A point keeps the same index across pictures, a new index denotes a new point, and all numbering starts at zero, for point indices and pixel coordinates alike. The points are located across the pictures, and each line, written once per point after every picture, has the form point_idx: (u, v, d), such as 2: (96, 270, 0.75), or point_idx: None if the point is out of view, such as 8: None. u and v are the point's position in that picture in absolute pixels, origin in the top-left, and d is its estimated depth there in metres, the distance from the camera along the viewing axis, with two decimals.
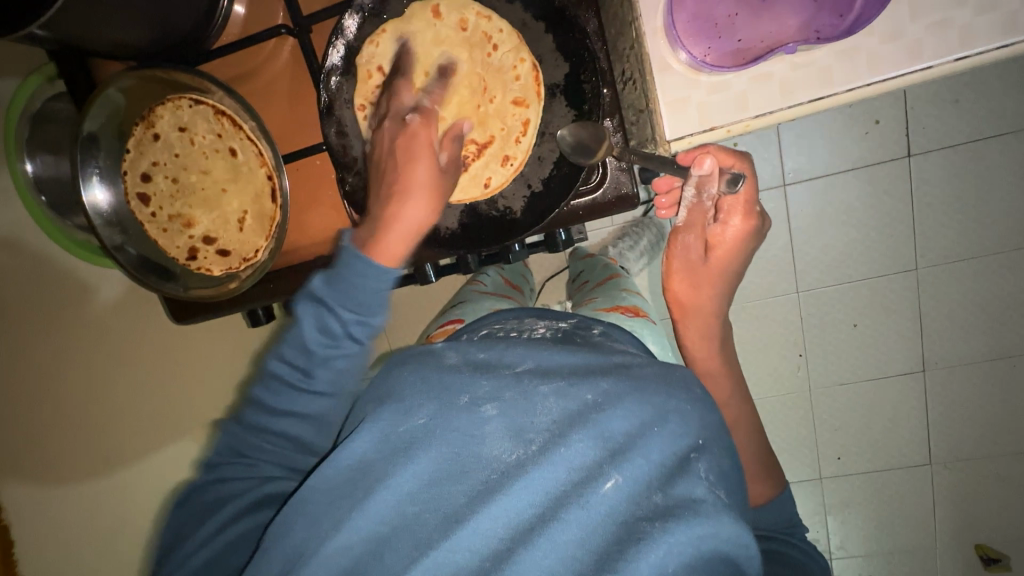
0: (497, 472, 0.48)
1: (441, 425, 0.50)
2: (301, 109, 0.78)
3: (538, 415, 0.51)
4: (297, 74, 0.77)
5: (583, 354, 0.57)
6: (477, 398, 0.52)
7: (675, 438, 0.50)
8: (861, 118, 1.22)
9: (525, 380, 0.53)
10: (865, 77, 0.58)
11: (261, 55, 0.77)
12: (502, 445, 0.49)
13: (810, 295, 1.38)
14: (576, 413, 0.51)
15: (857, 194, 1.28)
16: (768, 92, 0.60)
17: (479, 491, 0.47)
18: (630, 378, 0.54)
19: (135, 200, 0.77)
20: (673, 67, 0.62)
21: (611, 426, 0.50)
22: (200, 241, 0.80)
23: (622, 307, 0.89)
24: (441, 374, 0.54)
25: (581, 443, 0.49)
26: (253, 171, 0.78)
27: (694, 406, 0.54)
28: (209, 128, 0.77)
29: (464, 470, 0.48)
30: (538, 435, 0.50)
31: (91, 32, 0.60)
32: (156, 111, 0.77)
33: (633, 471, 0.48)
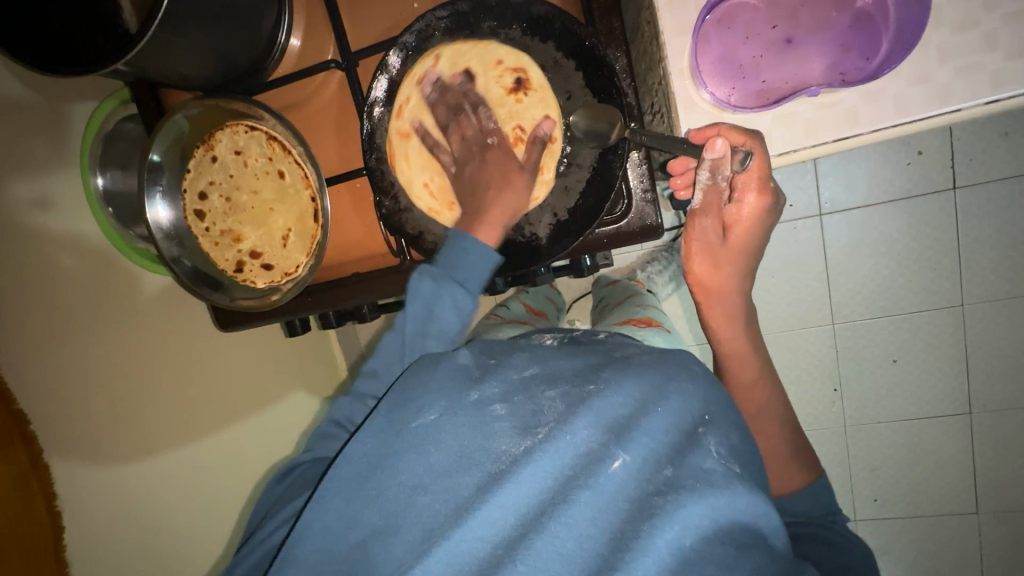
0: (506, 463, 0.50)
1: (450, 423, 0.53)
2: (345, 138, 0.84)
3: (542, 408, 0.53)
4: (343, 104, 0.83)
5: (583, 352, 0.61)
6: (486, 396, 0.55)
7: (679, 415, 0.53)
8: (904, 148, 1.20)
9: (530, 378, 0.57)
10: (891, 119, 0.58)
11: (312, 84, 0.83)
12: (509, 436, 0.52)
13: (847, 327, 1.34)
14: (580, 401, 0.53)
15: (897, 226, 1.26)
16: (792, 131, 0.61)
17: (490, 481, 0.50)
18: (630, 367, 0.56)
19: (191, 216, 0.84)
20: (698, 104, 0.64)
21: (616, 412, 0.52)
22: (247, 255, 0.86)
23: (638, 319, 0.91)
24: (448, 378, 0.57)
25: (584, 428, 0.51)
26: (298, 192, 0.83)
27: (693, 381, 0.56)
28: (261, 151, 0.83)
29: (475, 462, 0.51)
30: (544, 425, 0.52)
31: (164, 66, 0.66)
32: (215, 135, 0.83)
33: (643, 452, 0.50)
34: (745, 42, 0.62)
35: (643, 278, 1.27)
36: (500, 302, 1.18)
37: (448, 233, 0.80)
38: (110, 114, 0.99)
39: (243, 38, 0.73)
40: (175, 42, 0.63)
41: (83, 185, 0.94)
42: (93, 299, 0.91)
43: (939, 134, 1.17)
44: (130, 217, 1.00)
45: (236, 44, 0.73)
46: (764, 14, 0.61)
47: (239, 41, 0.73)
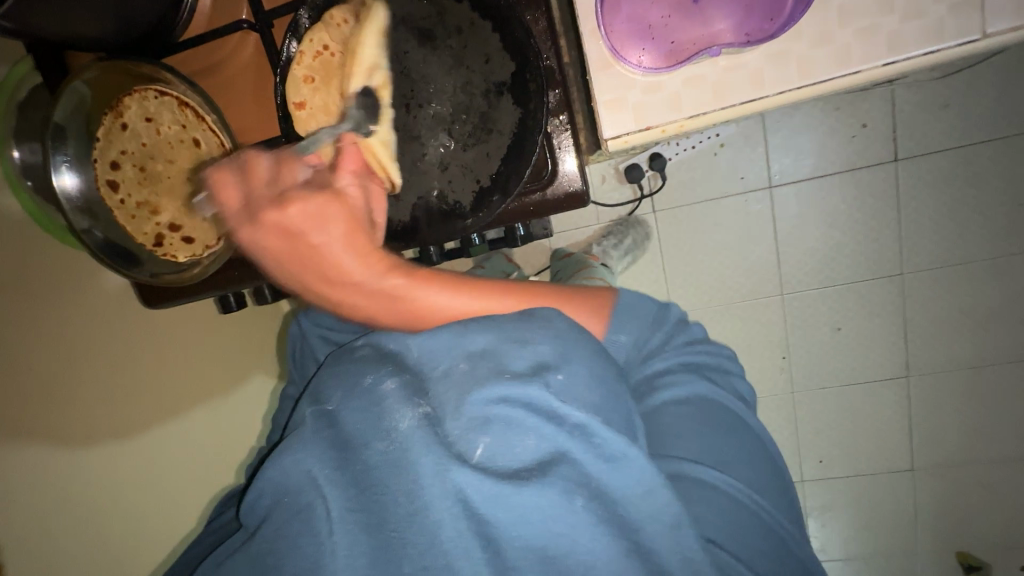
0: (402, 442, 0.52)
1: (352, 408, 0.55)
2: (262, 103, 0.81)
3: (434, 389, 0.54)
4: (261, 68, 0.80)
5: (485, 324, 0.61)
6: (383, 375, 0.56)
7: (569, 388, 0.54)
8: (849, 120, 1.22)
9: (431, 354, 0.57)
10: (795, 81, 0.59)
11: (226, 46, 0.79)
12: (398, 413, 0.53)
13: (796, 296, 1.38)
14: (474, 379, 0.54)
15: (844, 198, 1.29)
16: (700, 93, 0.60)
17: (387, 459, 0.52)
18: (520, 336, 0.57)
19: (104, 187, 0.79)
20: (609, 66, 0.61)
21: (510, 392, 0.53)
22: (166, 227, 0.84)
23: None
24: (356, 362, 0.59)
25: (480, 409, 0.53)
26: (215, 162, 0.79)
27: (584, 345, 0.57)
28: (173, 118, 0.79)
29: (374, 441, 0.53)
30: (435, 403, 0.54)
31: (54, 28, 0.62)
32: (123, 101, 0.79)
33: (530, 431, 0.52)
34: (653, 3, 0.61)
35: (598, 252, 1.31)
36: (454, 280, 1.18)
37: None
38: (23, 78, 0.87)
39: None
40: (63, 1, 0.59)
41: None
42: (49, 284, 0.86)
43: (881, 105, 1.19)
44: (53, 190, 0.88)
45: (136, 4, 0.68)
46: None
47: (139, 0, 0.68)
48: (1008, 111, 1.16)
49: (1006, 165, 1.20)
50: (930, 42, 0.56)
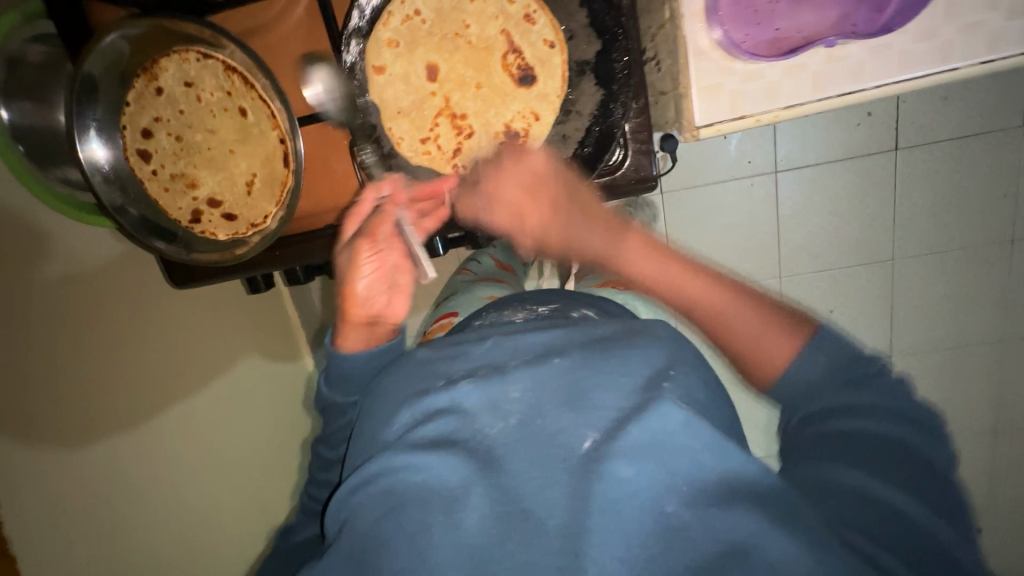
0: (493, 444, 0.44)
1: (421, 410, 0.47)
2: (314, 72, 0.75)
3: (510, 392, 0.46)
4: (311, 31, 0.72)
5: (558, 329, 0.54)
6: (453, 376, 0.49)
7: (645, 375, 0.45)
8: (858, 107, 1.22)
9: (502, 357, 0.51)
10: (895, 75, 0.59)
11: (274, 8, 0.72)
12: (483, 422, 0.45)
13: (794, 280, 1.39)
14: (552, 381, 0.46)
15: (842, 184, 1.28)
16: (799, 84, 0.61)
17: (484, 466, 0.42)
18: (592, 341, 0.50)
19: (135, 157, 0.74)
20: (707, 52, 0.61)
21: (587, 386, 0.45)
22: (204, 203, 0.78)
23: (615, 283, 0.91)
24: (416, 367, 0.53)
25: (588, 398, 0.44)
26: (264, 133, 0.74)
27: (663, 337, 0.49)
28: (217, 84, 0.72)
29: (458, 444, 0.44)
30: (514, 407, 0.45)
31: None
32: (160, 64, 0.72)
33: (640, 430, 0.41)
34: None
35: None
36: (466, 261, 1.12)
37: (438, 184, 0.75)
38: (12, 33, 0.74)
39: None
40: None
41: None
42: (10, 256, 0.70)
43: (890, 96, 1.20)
44: (53, 157, 0.78)
45: None
46: None
47: None
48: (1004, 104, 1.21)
49: (1001, 157, 1.22)
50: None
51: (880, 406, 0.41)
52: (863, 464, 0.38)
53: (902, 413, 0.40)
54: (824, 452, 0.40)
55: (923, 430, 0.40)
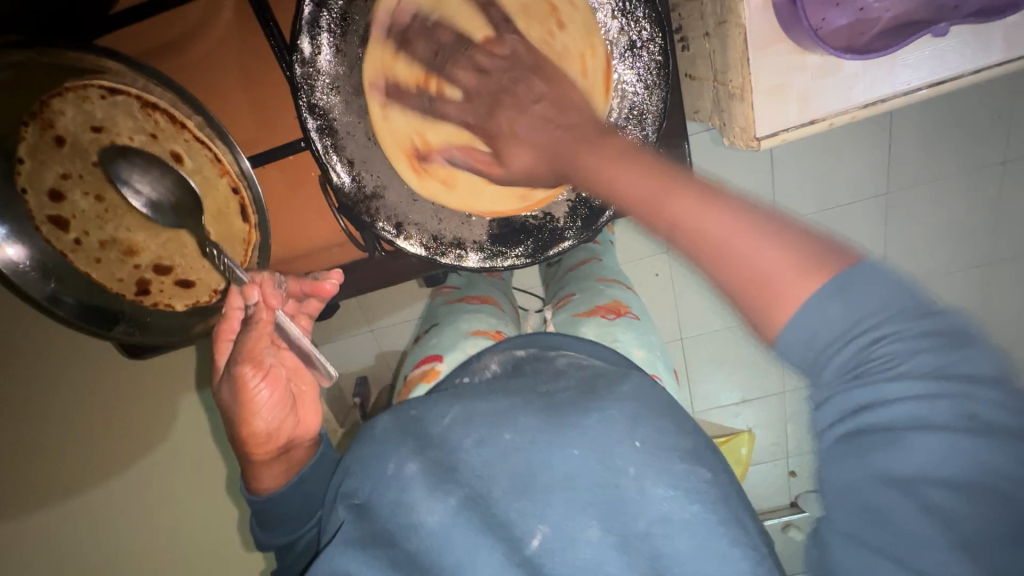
0: (430, 539, 0.44)
1: (377, 494, 0.48)
2: (263, 96, 0.58)
3: (462, 468, 0.48)
4: (250, 44, 0.56)
5: (517, 391, 0.54)
6: (401, 461, 0.49)
7: (610, 454, 0.46)
8: None
9: (449, 431, 0.50)
10: (968, 67, 0.55)
11: (192, 16, 0.54)
12: (424, 506, 0.45)
13: None
14: (505, 462, 0.47)
15: None
16: (871, 79, 0.55)
17: (419, 562, 0.44)
18: (542, 407, 0.50)
19: (48, 227, 0.58)
20: (776, 46, 0.53)
21: (536, 468, 0.46)
22: (150, 271, 0.63)
23: (603, 308, 0.78)
24: (379, 445, 0.52)
25: (529, 495, 0.45)
26: (211, 182, 0.59)
27: (626, 400, 0.50)
28: (137, 126, 0.56)
29: (398, 539, 0.45)
30: (462, 489, 0.46)
31: None
32: (52, 105, 0.53)
33: (577, 519, 0.43)
34: None
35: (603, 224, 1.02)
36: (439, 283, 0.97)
37: (437, 223, 0.62)
38: None
39: None
40: None
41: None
42: None
43: None
44: None
45: None
46: None
47: None
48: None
49: None
50: None
51: (976, 408, 0.31)
52: (962, 524, 0.30)
53: (1005, 408, 0.31)
54: (913, 500, 0.32)
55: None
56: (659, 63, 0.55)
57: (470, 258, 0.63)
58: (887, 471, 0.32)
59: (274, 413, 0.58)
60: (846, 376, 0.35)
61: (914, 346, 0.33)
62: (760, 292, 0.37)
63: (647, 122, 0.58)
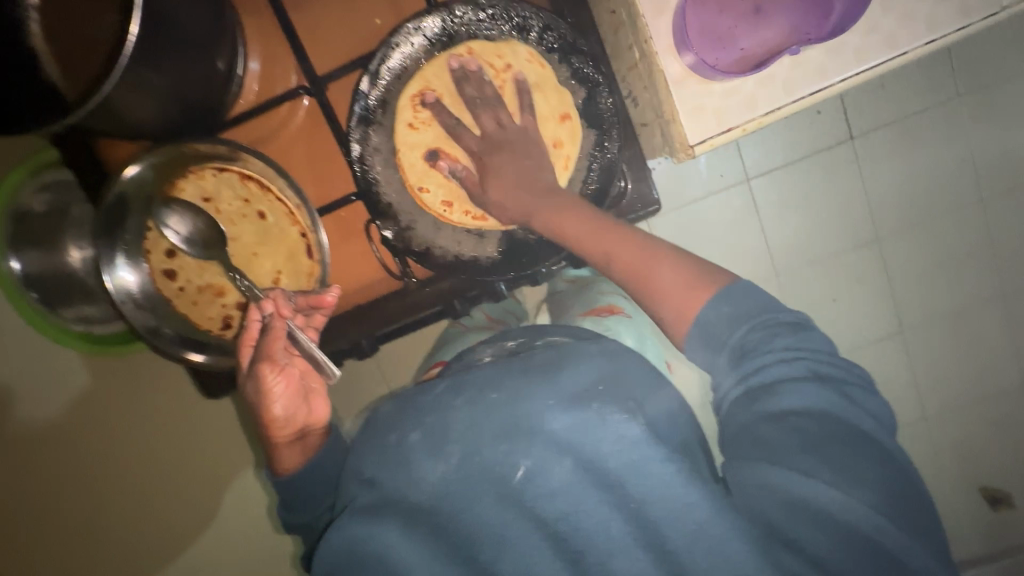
0: (432, 490, 0.55)
1: (382, 464, 0.58)
2: (322, 167, 0.79)
3: (454, 428, 0.58)
4: (314, 134, 0.78)
5: (502, 366, 0.65)
6: (404, 434, 0.60)
7: (577, 400, 0.56)
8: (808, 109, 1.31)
9: (444, 402, 0.61)
10: (855, 67, 0.64)
11: (276, 117, 0.77)
12: (427, 465, 0.56)
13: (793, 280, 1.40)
14: (490, 420, 0.57)
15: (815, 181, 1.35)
16: (774, 90, 0.66)
17: (423, 509, 0.54)
18: (521, 373, 0.61)
19: (161, 278, 0.75)
20: (685, 80, 0.66)
21: (518, 419, 0.56)
22: (233, 308, 0.80)
23: (597, 309, 0.98)
24: (385, 427, 0.63)
25: (514, 445, 0.54)
26: (284, 230, 0.78)
27: (592, 360, 0.61)
28: (234, 194, 0.76)
29: (403, 496, 0.55)
30: (456, 447, 0.56)
31: (102, 115, 0.59)
32: (178, 185, 0.74)
33: (555, 453, 0.53)
34: (719, 16, 0.67)
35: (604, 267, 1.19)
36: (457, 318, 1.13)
37: (457, 246, 0.79)
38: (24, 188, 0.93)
39: (198, 77, 0.67)
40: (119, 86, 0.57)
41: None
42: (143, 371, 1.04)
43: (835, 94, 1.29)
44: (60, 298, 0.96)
45: (190, 86, 0.66)
46: None
47: (194, 81, 0.66)
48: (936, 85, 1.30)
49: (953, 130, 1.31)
50: (961, 19, 0.63)
51: (813, 367, 0.53)
52: (813, 437, 0.50)
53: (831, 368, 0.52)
54: (785, 427, 0.51)
55: (847, 394, 0.52)
56: (612, 109, 0.74)
57: (482, 269, 0.78)
58: (773, 410, 0.51)
59: (287, 403, 0.69)
60: (737, 355, 0.55)
61: (775, 332, 0.54)
62: (652, 288, 0.61)
63: (611, 147, 0.74)
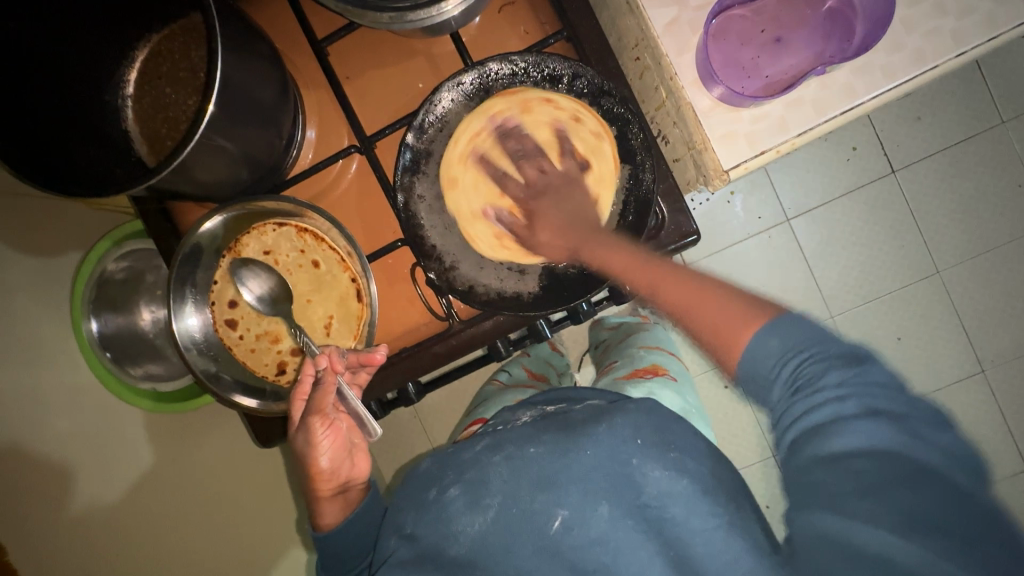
0: (466, 545, 0.57)
1: (418, 521, 0.61)
2: (372, 217, 0.85)
3: (492, 480, 0.60)
4: (365, 187, 0.85)
5: (540, 419, 0.67)
6: (443, 487, 0.62)
7: (613, 451, 0.58)
8: (838, 145, 1.31)
9: (482, 457, 0.63)
10: (883, 84, 0.65)
11: (330, 175, 0.85)
12: (464, 519, 0.59)
13: (845, 318, 1.35)
14: (527, 471, 0.59)
15: (857, 214, 1.33)
16: (804, 112, 0.67)
17: (456, 565, 0.57)
18: (558, 427, 0.63)
19: (223, 327, 0.80)
20: (714, 108, 0.68)
21: (555, 472, 0.58)
22: (288, 354, 0.83)
23: (641, 369, 0.92)
24: (419, 487, 0.66)
25: (546, 499, 0.57)
26: (336, 277, 0.82)
27: (631, 412, 0.61)
28: (292, 245, 0.82)
29: (438, 553, 0.58)
30: (494, 499, 0.59)
31: (182, 175, 0.66)
32: (241, 240, 0.80)
33: (591, 504, 0.56)
34: (742, 48, 0.70)
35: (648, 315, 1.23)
36: (499, 369, 1.13)
37: (499, 282, 0.80)
38: (104, 256, 1.00)
39: (263, 140, 0.74)
40: (197, 150, 0.64)
41: (77, 333, 0.95)
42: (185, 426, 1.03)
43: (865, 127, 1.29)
44: (126, 357, 1.01)
45: (256, 149, 0.74)
46: (753, 21, 0.70)
47: (260, 144, 0.74)
48: (972, 111, 1.28)
49: (993, 155, 1.28)
50: (990, 30, 0.64)
51: (868, 402, 0.48)
52: (874, 481, 0.45)
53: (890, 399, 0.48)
54: (843, 471, 0.46)
55: (912, 431, 0.46)
56: (643, 143, 0.76)
57: (525, 305, 0.79)
58: (825, 453, 0.48)
59: (333, 458, 0.70)
60: (792, 390, 0.51)
61: (827, 365, 0.50)
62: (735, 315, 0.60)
63: (645, 177, 0.76)
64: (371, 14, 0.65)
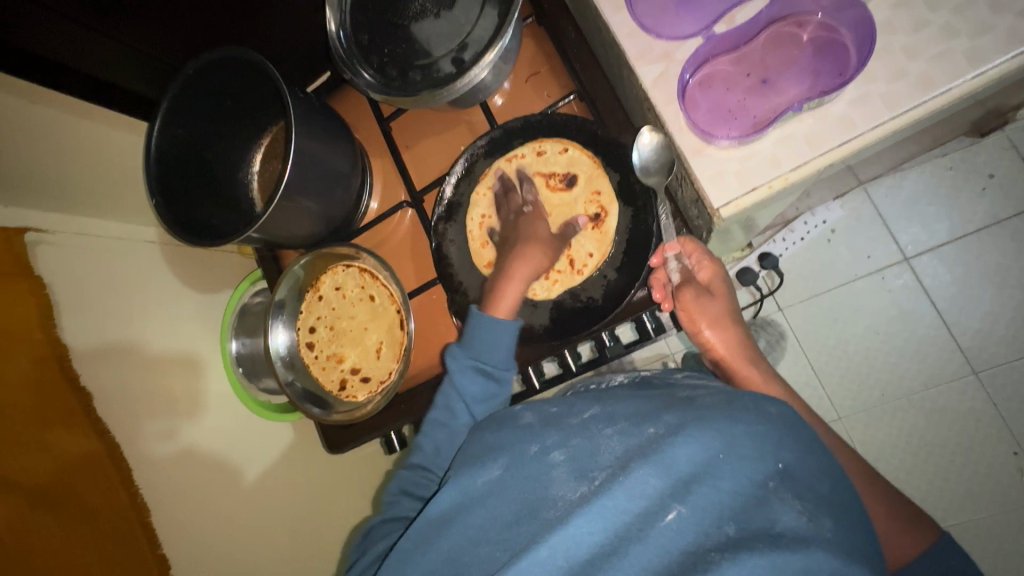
0: (563, 506, 0.58)
1: (514, 469, 0.65)
2: (420, 259, 1.01)
3: (602, 451, 0.63)
4: (416, 232, 1.02)
5: (659, 403, 0.68)
6: (546, 446, 0.66)
7: (744, 458, 0.57)
8: (974, 171, 1.23)
9: (593, 428, 0.66)
10: (886, 113, 0.63)
11: (389, 224, 1.03)
12: (567, 485, 0.60)
13: (992, 372, 1.21)
14: (639, 445, 0.61)
15: (1004, 250, 1.21)
16: (796, 147, 0.66)
17: (548, 521, 0.58)
18: (692, 414, 0.62)
19: (304, 347, 1.00)
20: (704, 150, 0.69)
21: (671, 455, 0.57)
22: (348, 372, 1.00)
23: None
24: (518, 431, 0.70)
25: (646, 476, 0.57)
26: (386, 308, 0.99)
27: (772, 417, 0.61)
28: (355, 282, 1.01)
29: (534, 506, 0.60)
30: (601, 473, 0.60)
31: (278, 232, 0.87)
32: (321, 279, 1.02)
33: (703, 501, 0.54)
34: (728, 92, 0.73)
35: None
36: None
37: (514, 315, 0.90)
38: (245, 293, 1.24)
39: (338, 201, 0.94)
40: (287, 211, 0.84)
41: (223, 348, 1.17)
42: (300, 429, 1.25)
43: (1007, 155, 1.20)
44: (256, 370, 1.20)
45: (333, 209, 0.94)
46: (736, 69, 0.73)
47: (335, 204, 0.94)
48: None
49: None
50: (1014, 45, 0.59)
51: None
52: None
53: None
54: None
55: None
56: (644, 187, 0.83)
57: (535, 336, 0.88)
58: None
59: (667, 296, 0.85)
60: None
61: None
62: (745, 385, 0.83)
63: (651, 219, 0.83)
64: (405, 97, 0.81)
